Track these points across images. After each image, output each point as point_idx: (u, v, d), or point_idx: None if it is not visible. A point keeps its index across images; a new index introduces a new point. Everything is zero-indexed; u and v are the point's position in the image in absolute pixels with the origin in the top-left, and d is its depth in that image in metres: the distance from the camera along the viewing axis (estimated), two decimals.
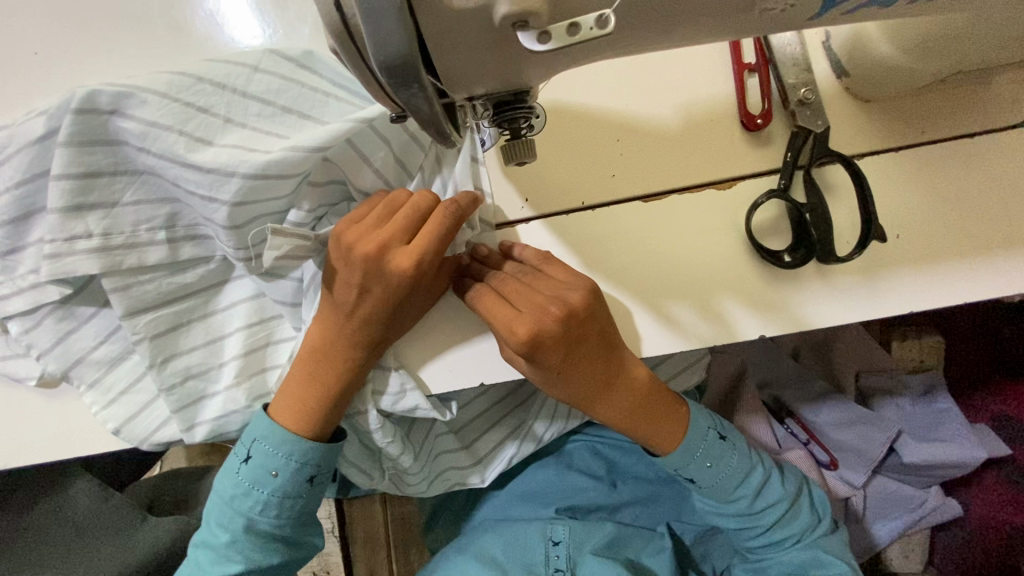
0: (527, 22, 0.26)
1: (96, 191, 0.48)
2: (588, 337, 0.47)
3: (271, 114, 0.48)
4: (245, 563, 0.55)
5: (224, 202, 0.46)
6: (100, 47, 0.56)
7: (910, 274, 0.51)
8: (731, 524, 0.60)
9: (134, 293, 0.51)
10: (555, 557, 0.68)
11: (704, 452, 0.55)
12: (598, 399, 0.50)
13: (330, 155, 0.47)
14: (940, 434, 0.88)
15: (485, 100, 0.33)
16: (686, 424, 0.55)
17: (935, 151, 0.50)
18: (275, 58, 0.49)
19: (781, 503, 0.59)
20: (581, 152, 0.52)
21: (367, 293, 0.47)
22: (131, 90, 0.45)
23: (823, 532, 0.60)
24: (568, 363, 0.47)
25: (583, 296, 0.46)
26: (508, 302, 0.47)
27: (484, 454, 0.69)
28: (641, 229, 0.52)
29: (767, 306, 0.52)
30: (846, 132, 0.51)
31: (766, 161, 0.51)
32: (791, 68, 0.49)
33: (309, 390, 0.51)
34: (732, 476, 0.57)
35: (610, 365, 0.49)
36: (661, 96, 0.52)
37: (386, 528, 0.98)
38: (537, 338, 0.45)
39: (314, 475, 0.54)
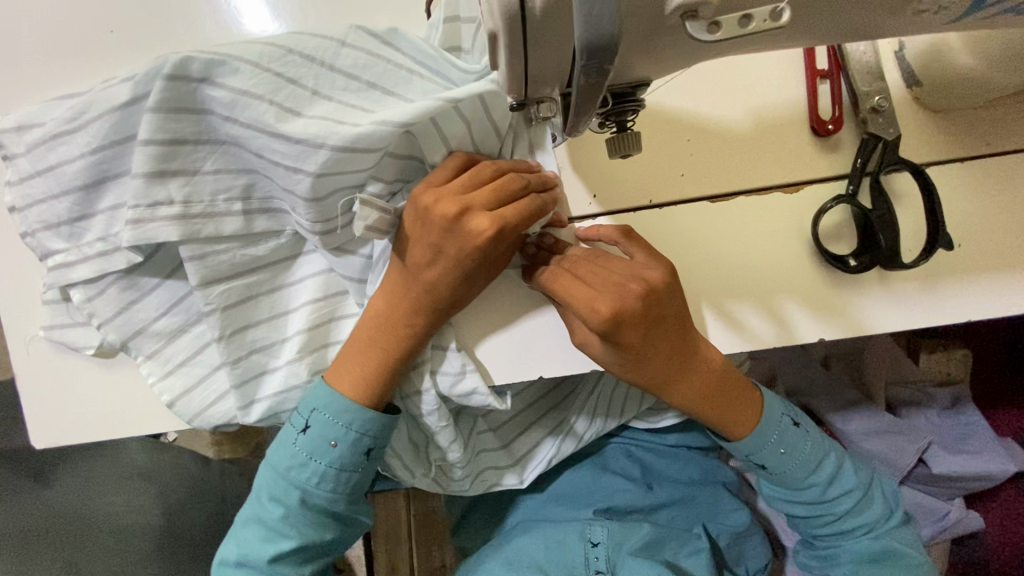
0: (697, 13, 0.27)
1: (176, 160, 0.48)
2: (667, 317, 0.48)
3: (358, 89, 0.48)
4: (298, 538, 0.55)
5: (308, 173, 0.46)
6: (177, 24, 0.57)
7: (974, 284, 0.52)
8: (801, 512, 0.60)
9: (211, 262, 0.51)
10: (594, 559, 0.68)
11: (777, 437, 0.56)
12: (671, 379, 0.50)
13: (412, 130, 0.47)
14: (970, 446, 0.89)
15: (603, 91, 0.34)
16: (761, 407, 0.56)
17: (999, 163, 0.51)
18: (362, 35, 0.49)
19: (854, 492, 0.59)
20: (650, 150, 0.53)
21: (438, 255, 0.48)
22: (224, 61, 0.45)
23: (896, 523, 0.61)
24: (649, 340, 0.47)
25: (662, 275, 0.47)
26: (583, 282, 0.47)
27: (524, 453, 0.69)
28: (708, 229, 0.52)
29: (830, 310, 0.53)
30: (914, 141, 0.52)
31: (833, 167, 0.52)
32: (865, 76, 0.50)
33: (368, 366, 0.52)
34: (806, 462, 0.57)
35: (688, 343, 0.49)
36: (733, 99, 0.52)
37: (410, 522, 0.98)
38: (617, 315, 0.45)
39: (371, 448, 0.54)
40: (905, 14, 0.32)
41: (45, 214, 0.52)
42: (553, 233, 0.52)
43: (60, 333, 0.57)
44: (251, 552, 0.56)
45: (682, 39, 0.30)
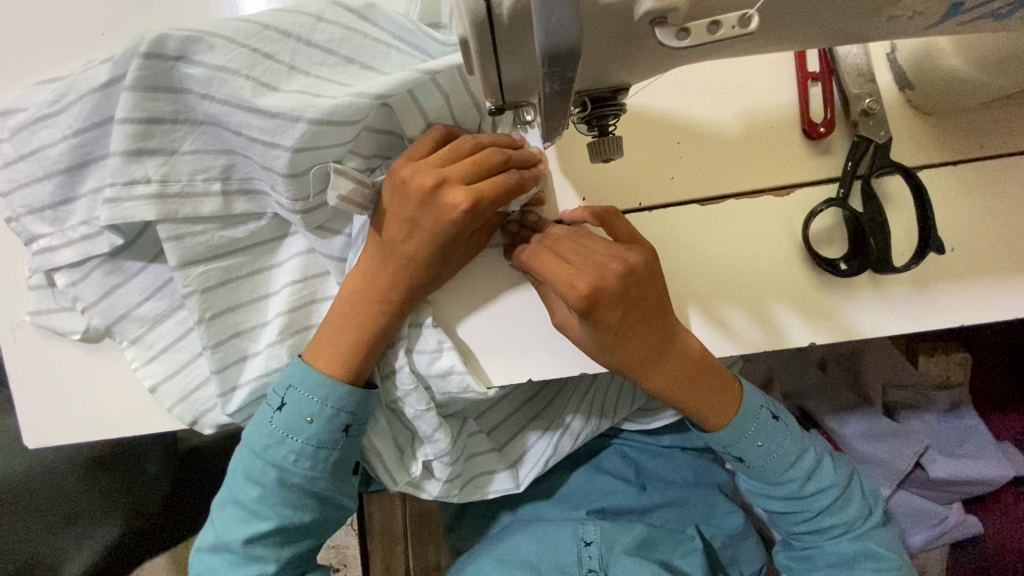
0: (666, 19, 0.27)
1: (158, 142, 0.48)
2: (646, 299, 0.47)
3: (334, 64, 0.48)
4: (276, 519, 0.55)
5: (286, 147, 0.46)
6: (160, 16, 0.57)
7: (964, 288, 0.52)
8: (778, 508, 0.60)
9: (189, 237, 0.51)
10: (587, 557, 0.68)
11: (755, 429, 0.56)
12: (647, 362, 0.50)
13: (390, 103, 0.48)
14: (966, 450, 0.88)
15: (583, 95, 0.34)
16: (740, 402, 0.56)
17: (992, 167, 0.51)
18: (337, 9, 0.49)
19: (832, 489, 0.59)
20: (640, 153, 0.52)
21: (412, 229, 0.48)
22: (201, 36, 0.45)
23: (876, 523, 0.60)
24: (626, 324, 0.47)
25: (641, 255, 0.47)
26: (563, 260, 0.46)
27: (519, 457, 0.69)
28: (699, 233, 0.52)
29: (820, 314, 0.52)
30: (907, 144, 0.51)
31: (824, 169, 0.52)
32: (857, 78, 0.49)
33: (343, 347, 0.52)
34: (783, 457, 0.57)
35: (664, 328, 0.49)
36: (723, 101, 0.52)
37: (404, 522, 0.98)
38: (595, 293, 0.44)
39: (349, 424, 0.54)
40: (882, 20, 0.32)
41: (29, 198, 0.52)
42: (536, 212, 0.52)
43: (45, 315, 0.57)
44: (227, 538, 0.55)
45: (658, 46, 0.30)
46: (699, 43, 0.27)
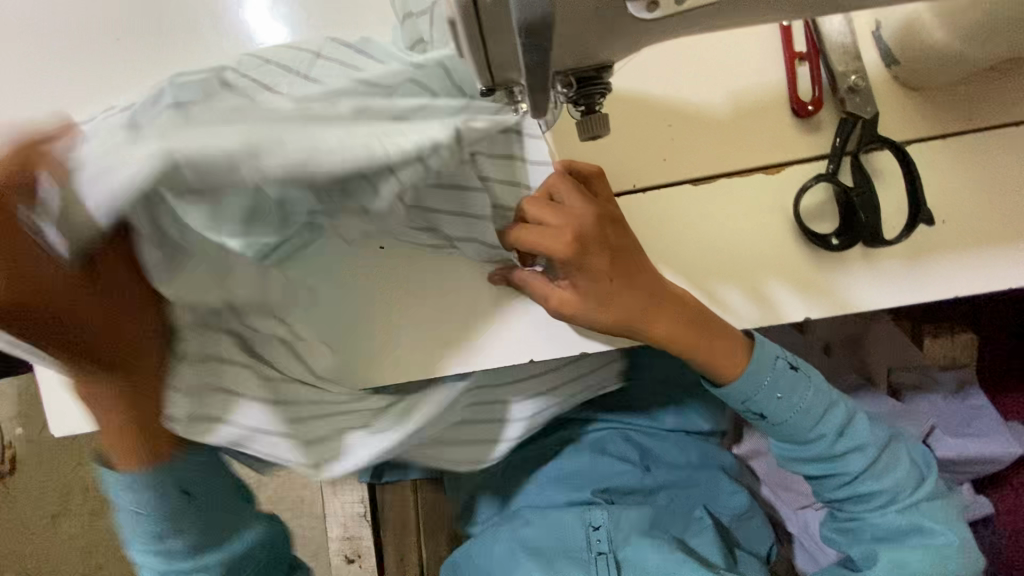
0: None
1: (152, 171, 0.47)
2: (630, 247, 0.52)
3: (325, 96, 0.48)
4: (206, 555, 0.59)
5: None
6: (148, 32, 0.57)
7: (955, 260, 0.53)
8: (815, 472, 0.61)
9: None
10: (596, 541, 0.69)
11: (771, 381, 0.57)
12: (646, 313, 0.52)
13: None
14: (973, 429, 0.88)
15: (568, 75, 0.35)
16: (750, 347, 0.57)
17: (979, 139, 0.52)
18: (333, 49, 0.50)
19: (865, 450, 0.60)
20: (633, 135, 0.54)
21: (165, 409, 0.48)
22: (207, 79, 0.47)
23: (924, 494, 0.60)
24: (613, 282, 0.51)
25: (612, 203, 0.52)
26: (542, 222, 0.49)
27: (335, 435, 0.53)
28: (694, 212, 0.54)
29: (814, 289, 0.53)
30: (894, 120, 0.52)
31: (814, 148, 0.53)
32: (842, 56, 0.51)
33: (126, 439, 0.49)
34: (808, 412, 0.58)
35: (647, 278, 0.52)
36: (713, 83, 0.53)
37: (417, 513, 1.00)
38: (580, 240, 0.49)
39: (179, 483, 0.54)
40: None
41: None
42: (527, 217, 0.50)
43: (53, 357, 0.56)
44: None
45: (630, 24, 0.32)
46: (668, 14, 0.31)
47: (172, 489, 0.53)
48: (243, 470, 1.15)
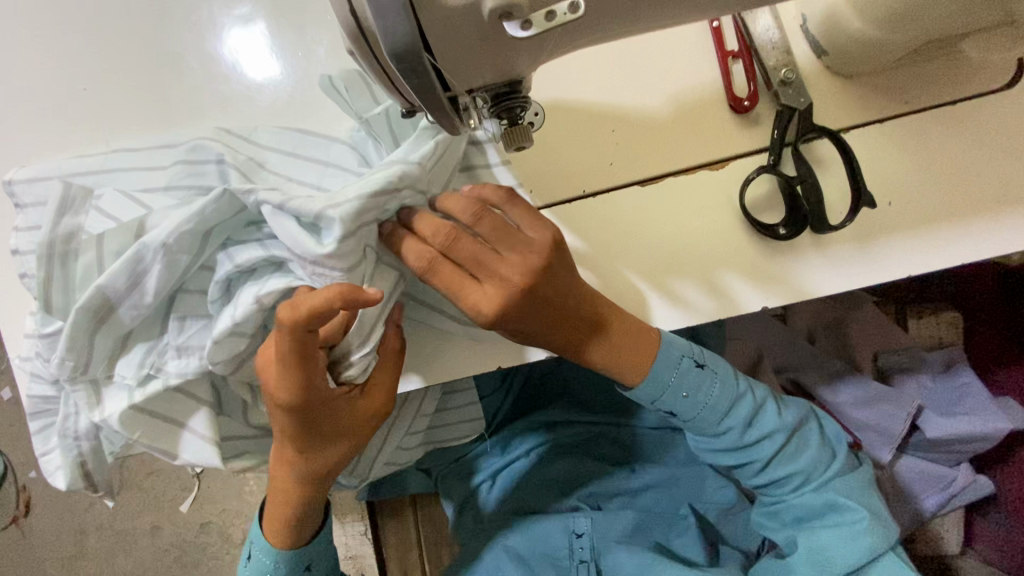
0: (511, 13, 0.31)
1: (190, 305, 0.50)
2: (558, 294, 0.50)
3: (290, 161, 0.52)
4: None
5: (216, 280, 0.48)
6: (113, 71, 0.60)
7: (905, 237, 0.53)
8: (733, 461, 0.61)
9: (152, 397, 0.51)
10: (578, 549, 0.72)
11: (678, 380, 0.56)
12: (552, 332, 0.52)
13: (334, 164, 0.52)
14: (963, 408, 0.88)
15: (484, 93, 0.37)
16: (658, 345, 0.55)
17: (915, 120, 0.53)
18: (290, 133, 0.53)
19: (776, 435, 0.60)
20: (579, 140, 0.55)
21: (270, 418, 0.53)
22: (200, 144, 0.50)
23: (836, 470, 0.61)
24: (539, 309, 0.50)
25: (545, 256, 0.49)
26: (463, 271, 0.48)
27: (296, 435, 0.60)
28: (643, 212, 0.55)
29: (767, 278, 0.54)
30: (830, 107, 0.54)
31: (755, 140, 0.54)
32: (771, 51, 0.53)
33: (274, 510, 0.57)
34: (715, 405, 0.58)
35: (573, 308, 0.52)
36: (652, 87, 0.55)
37: (417, 528, 1.00)
38: (501, 311, 0.48)
39: (310, 563, 0.60)
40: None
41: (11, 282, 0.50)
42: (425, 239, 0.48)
43: (48, 411, 0.55)
44: None
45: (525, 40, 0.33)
46: (541, 30, 0.31)
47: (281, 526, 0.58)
48: (237, 499, 1.13)
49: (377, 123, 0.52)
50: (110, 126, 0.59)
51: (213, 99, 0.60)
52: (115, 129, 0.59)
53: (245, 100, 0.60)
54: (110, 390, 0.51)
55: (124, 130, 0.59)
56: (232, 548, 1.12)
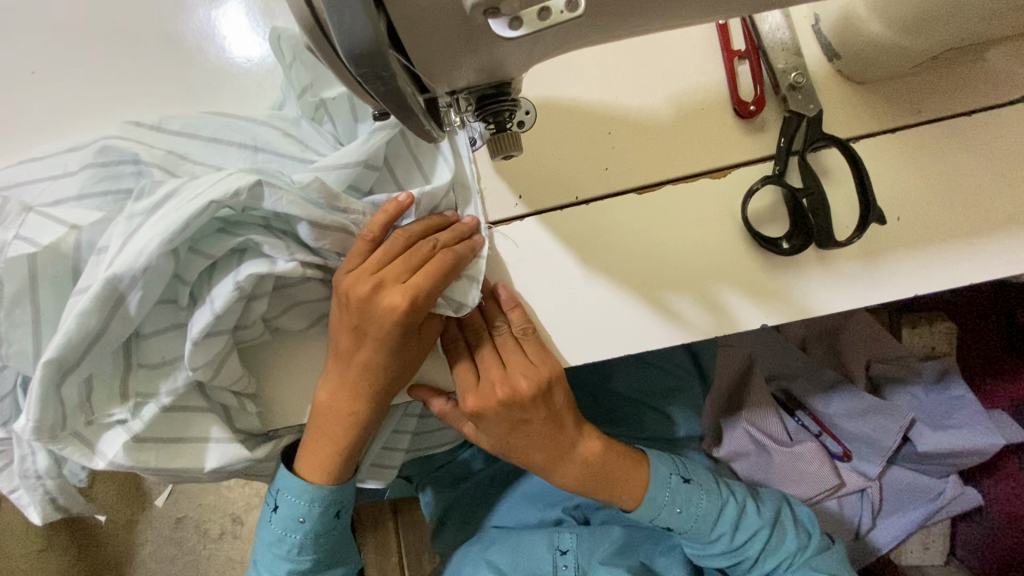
0: (498, 9, 0.27)
1: (173, 319, 0.46)
2: (532, 418, 0.53)
3: (205, 146, 0.49)
4: (316, 552, 0.58)
5: (137, 291, 0.42)
6: (67, 50, 0.54)
7: (913, 255, 0.50)
8: (724, 562, 0.62)
9: (152, 422, 0.47)
10: (563, 566, 0.68)
11: (671, 498, 0.59)
12: (546, 463, 0.55)
13: (262, 149, 0.49)
14: (956, 420, 0.87)
15: (468, 94, 0.34)
16: (647, 481, 0.58)
17: (929, 131, 0.50)
18: (209, 116, 0.50)
19: (761, 531, 0.61)
20: (573, 143, 0.52)
21: (336, 329, 0.48)
22: (107, 144, 0.47)
23: (813, 550, 0.62)
24: (515, 436, 0.53)
25: (528, 386, 0.50)
26: (473, 371, 0.52)
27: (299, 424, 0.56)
28: (638, 222, 0.51)
29: (769, 294, 0.51)
30: (840, 114, 0.50)
31: (760, 147, 0.51)
32: (780, 52, 0.49)
33: (319, 458, 0.52)
34: (706, 516, 0.60)
35: (562, 437, 0.55)
36: (652, 87, 0.51)
37: (397, 533, 0.97)
38: (476, 413, 0.51)
39: (340, 509, 0.57)
40: None
41: None
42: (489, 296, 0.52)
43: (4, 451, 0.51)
44: None
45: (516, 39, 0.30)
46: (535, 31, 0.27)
47: (329, 511, 0.56)
48: (211, 498, 1.09)
49: (336, 107, 0.50)
50: (61, 112, 0.54)
51: (177, 86, 0.55)
52: (66, 113, 0.54)
53: (212, 89, 0.55)
54: (106, 432, 0.47)
55: (76, 114, 0.54)
56: (208, 545, 1.08)
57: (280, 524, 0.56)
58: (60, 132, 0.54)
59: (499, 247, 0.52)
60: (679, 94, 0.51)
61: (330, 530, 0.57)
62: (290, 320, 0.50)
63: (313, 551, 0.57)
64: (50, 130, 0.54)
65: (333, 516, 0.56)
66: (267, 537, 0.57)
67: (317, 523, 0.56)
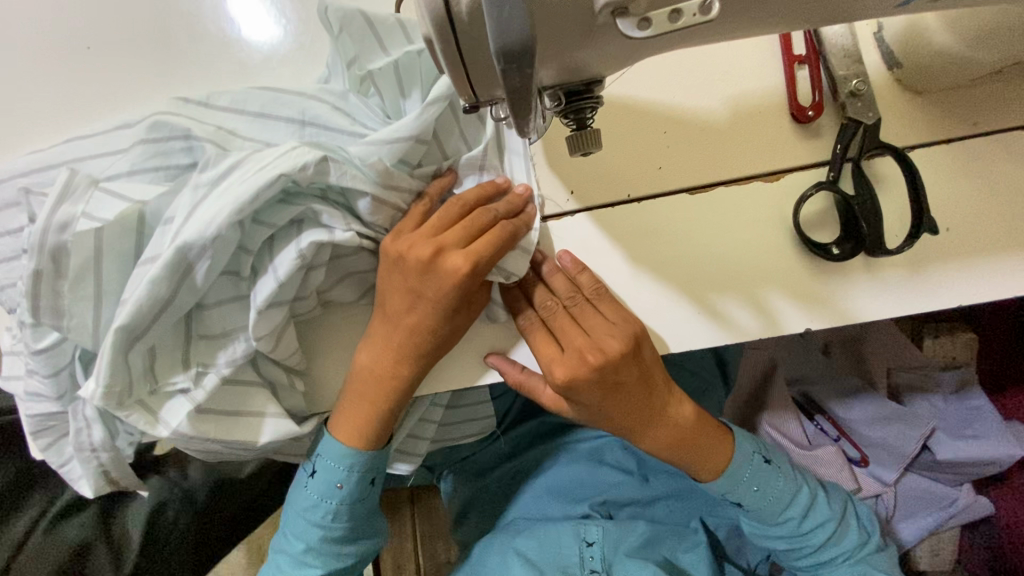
0: (626, 10, 0.28)
1: (233, 291, 0.46)
2: (627, 381, 0.50)
3: (251, 121, 0.48)
4: (349, 521, 0.56)
5: (205, 261, 0.43)
6: (122, 27, 0.54)
7: (962, 266, 0.51)
8: (780, 545, 0.63)
9: (212, 393, 0.47)
10: (589, 558, 0.68)
11: (751, 475, 0.59)
12: (638, 427, 0.54)
13: (309, 117, 0.48)
14: (976, 430, 0.88)
15: (557, 90, 0.35)
16: (733, 450, 0.58)
17: (983, 145, 0.50)
18: (258, 92, 0.49)
19: (828, 523, 0.62)
20: (628, 141, 0.52)
21: (385, 288, 0.48)
22: (159, 119, 0.46)
23: (872, 548, 0.63)
24: (610, 401, 0.51)
25: (620, 346, 0.48)
26: (555, 339, 0.51)
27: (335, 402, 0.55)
28: (690, 223, 0.52)
29: (814, 299, 0.52)
30: (897, 124, 0.51)
31: (814, 152, 0.51)
32: (842, 59, 0.49)
33: (355, 422, 0.52)
34: (779, 498, 0.60)
35: (653, 400, 0.53)
36: (709, 89, 0.52)
37: (413, 520, 0.98)
38: (570, 382, 0.49)
39: (375, 477, 0.56)
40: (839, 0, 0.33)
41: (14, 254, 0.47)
42: (545, 262, 0.52)
43: (56, 426, 0.51)
44: (307, 552, 0.56)
45: (617, 37, 0.31)
46: (662, 32, 0.28)
47: (365, 479, 0.55)
48: None
49: (382, 79, 0.49)
50: (114, 89, 0.54)
51: (233, 67, 0.54)
52: (120, 91, 0.54)
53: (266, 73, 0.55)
54: (167, 401, 0.47)
55: (130, 92, 0.54)
56: None
57: (315, 489, 0.55)
58: (112, 111, 0.54)
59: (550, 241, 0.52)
60: (736, 93, 0.52)
61: (364, 499, 0.56)
62: (342, 292, 0.50)
63: (345, 520, 0.56)
64: (104, 108, 0.54)
65: (367, 484, 0.55)
66: (299, 502, 0.56)
67: (353, 492, 0.55)
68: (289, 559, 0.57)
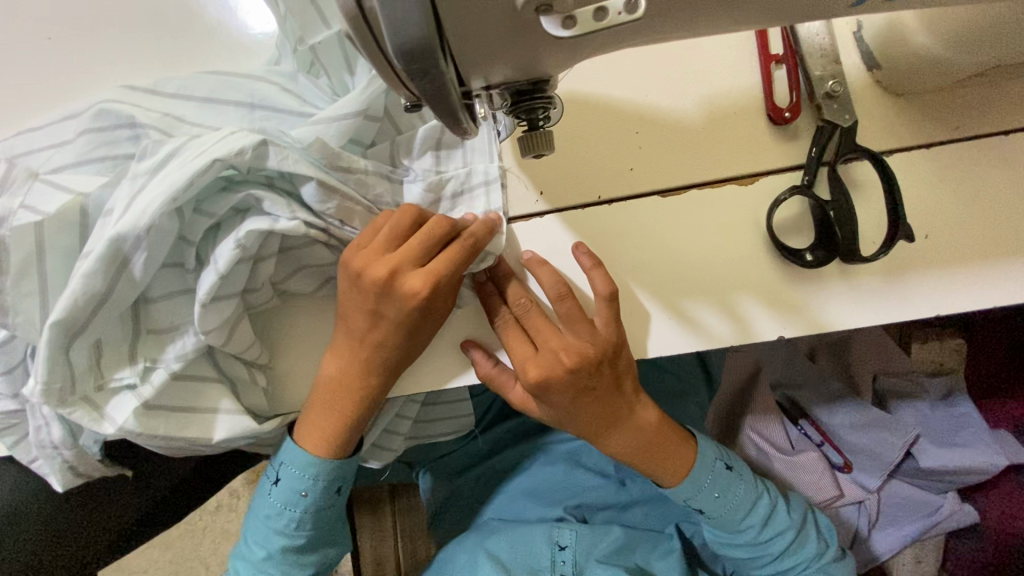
0: (550, 7, 0.27)
1: (180, 284, 0.46)
2: (600, 384, 0.50)
3: (196, 107, 0.46)
4: (314, 530, 0.55)
5: (142, 253, 0.42)
6: (84, 17, 0.53)
7: (940, 275, 0.49)
8: (739, 554, 0.62)
9: (160, 389, 0.46)
10: (561, 562, 0.68)
11: (712, 480, 0.58)
12: (605, 432, 0.53)
13: (259, 108, 0.47)
14: (961, 439, 0.86)
15: (504, 89, 0.34)
16: (693, 461, 0.57)
17: (964, 149, 0.49)
18: (205, 77, 0.47)
19: (787, 532, 0.61)
20: (600, 142, 0.51)
21: (347, 305, 0.47)
22: (102, 106, 0.45)
23: (832, 557, 0.62)
24: (579, 405, 0.51)
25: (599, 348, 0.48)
26: (529, 337, 0.50)
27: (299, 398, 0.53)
28: (661, 226, 0.50)
29: (787, 307, 0.50)
30: (876, 127, 0.49)
31: (790, 156, 0.50)
32: (819, 59, 0.48)
33: (321, 427, 0.51)
34: (739, 505, 0.59)
35: (622, 405, 0.52)
36: (683, 87, 0.50)
37: (393, 517, 0.97)
38: (543, 381, 0.49)
39: (342, 485, 0.55)
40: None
41: None
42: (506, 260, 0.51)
43: (16, 426, 0.51)
44: (271, 561, 0.56)
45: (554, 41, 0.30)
46: (587, 31, 0.28)
47: (331, 488, 0.54)
48: None
49: (327, 56, 0.48)
50: (74, 79, 0.53)
51: (196, 58, 0.53)
52: (78, 81, 0.53)
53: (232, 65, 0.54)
54: (114, 398, 0.46)
55: (88, 83, 0.53)
56: None
57: (279, 497, 0.54)
58: (70, 101, 0.53)
59: (517, 242, 0.51)
60: (707, 90, 0.50)
61: (330, 507, 0.55)
62: (299, 282, 0.49)
63: (310, 529, 0.55)
64: (62, 99, 0.53)
65: (333, 493, 0.55)
66: (263, 509, 0.55)
67: (318, 499, 0.54)
68: (249, 566, 0.57)
